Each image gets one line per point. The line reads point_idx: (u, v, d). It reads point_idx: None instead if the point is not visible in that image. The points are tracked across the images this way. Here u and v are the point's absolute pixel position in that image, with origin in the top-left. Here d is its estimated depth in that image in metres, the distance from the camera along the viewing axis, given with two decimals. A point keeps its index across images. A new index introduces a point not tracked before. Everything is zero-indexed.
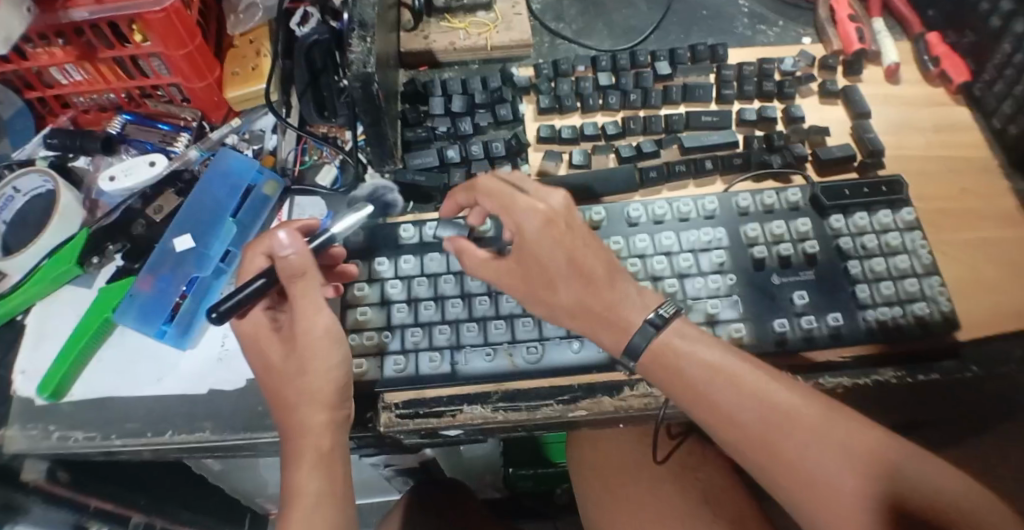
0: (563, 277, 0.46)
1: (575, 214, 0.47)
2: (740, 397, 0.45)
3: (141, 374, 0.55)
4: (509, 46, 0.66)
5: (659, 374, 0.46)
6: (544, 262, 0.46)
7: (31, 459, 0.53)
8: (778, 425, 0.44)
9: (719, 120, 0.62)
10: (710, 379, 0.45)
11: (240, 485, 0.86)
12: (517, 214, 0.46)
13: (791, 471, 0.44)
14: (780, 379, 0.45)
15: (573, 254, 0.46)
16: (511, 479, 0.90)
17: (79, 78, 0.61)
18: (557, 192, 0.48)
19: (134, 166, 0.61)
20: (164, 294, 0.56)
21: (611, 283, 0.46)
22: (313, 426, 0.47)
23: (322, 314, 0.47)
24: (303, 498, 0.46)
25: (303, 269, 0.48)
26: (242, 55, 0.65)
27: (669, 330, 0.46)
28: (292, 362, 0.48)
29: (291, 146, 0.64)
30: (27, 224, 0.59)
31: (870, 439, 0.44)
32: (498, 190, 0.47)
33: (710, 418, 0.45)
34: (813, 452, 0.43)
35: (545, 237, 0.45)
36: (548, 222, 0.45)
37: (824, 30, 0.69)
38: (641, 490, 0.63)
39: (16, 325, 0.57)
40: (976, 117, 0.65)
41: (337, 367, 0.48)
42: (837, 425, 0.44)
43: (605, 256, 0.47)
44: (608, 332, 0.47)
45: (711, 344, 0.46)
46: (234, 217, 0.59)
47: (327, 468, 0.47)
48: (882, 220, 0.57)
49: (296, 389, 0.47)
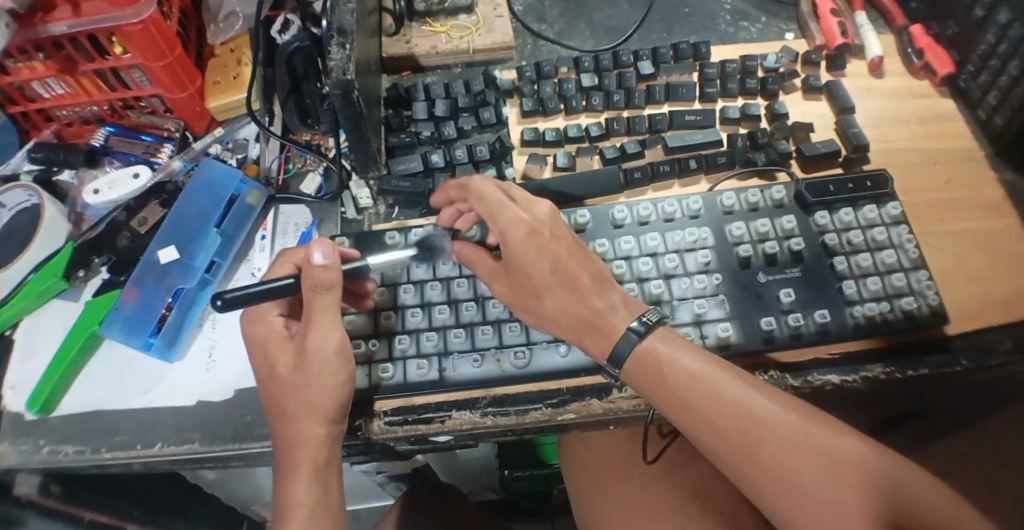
0: (548, 287, 0.47)
1: (562, 224, 0.49)
2: (721, 404, 0.45)
3: (130, 388, 0.55)
4: (491, 49, 0.66)
5: (642, 380, 0.46)
6: (527, 271, 0.47)
7: (23, 473, 0.54)
8: (758, 434, 0.44)
9: (702, 119, 0.62)
10: (692, 386, 0.45)
11: (236, 492, 0.86)
12: (502, 223, 0.47)
13: (769, 479, 0.44)
14: (759, 386, 0.46)
15: (557, 264, 0.46)
16: (506, 480, 0.89)
17: (61, 92, 0.61)
18: (542, 203, 0.49)
19: (118, 178, 0.61)
20: (150, 306, 0.55)
21: (597, 291, 0.47)
22: (310, 439, 0.47)
23: (337, 330, 0.48)
24: (296, 511, 0.46)
25: (331, 282, 0.48)
26: (223, 65, 0.65)
27: (652, 336, 0.46)
28: (298, 375, 0.47)
29: (274, 155, 0.64)
30: (12, 239, 0.59)
31: (847, 448, 0.44)
32: (488, 194, 0.48)
33: (691, 425, 0.45)
34: (790, 461, 0.43)
35: (528, 247, 0.46)
36: (531, 232, 0.47)
37: (807, 25, 0.69)
38: (635, 490, 0.63)
39: (5, 339, 0.57)
40: (961, 108, 0.65)
41: (338, 386, 0.48)
42: (814, 432, 0.44)
43: (590, 265, 0.48)
44: (592, 338, 0.47)
45: (694, 351, 0.46)
46: (219, 228, 0.59)
47: (323, 480, 0.48)
48: (867, 215, 0.57)
49: (298, 399, 0.47)
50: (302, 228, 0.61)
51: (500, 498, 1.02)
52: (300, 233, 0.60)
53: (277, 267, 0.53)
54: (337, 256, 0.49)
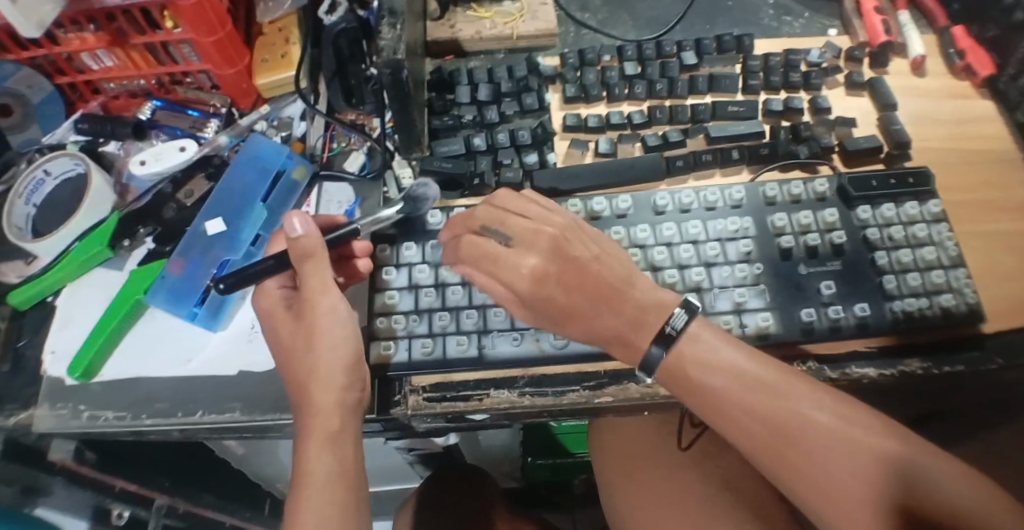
0: (571, 315, 0.47)
1: (572, 239, 0.47)
2: (754, 404, 0.45)
3: (170, 355, 0.55)
4: (535, 36, 0.67)
5: (670, 380, 0.47)
6: (551, 291, 0.46)
7: (57, 439, 0.54)
8: (790, 431, 0.44)
9: (745, 110, 0.62)
10: (724, 385, 0.45)
11: (260, 469, 0.87)
12: (503, 261, 0.46)
13: (800, 477, 0.44)
14: (794, 382, 0.46)
15: (573, 292, 0.46)
16: (528, 468, 0.90)
17: (110, 64, 0.61)
18: (545, 223, 0.47)
19: (165, 151, 0.62)
20: (194, 277, 0.56)
21: (621, 304, 0.47)
22: (324, 407, 0.48)
23: (332, 292, 0.49)
24: (311, 478, 0.47)
25: (312, 249, 0.48)
26: (271, 43, 0.66)
27: (685, 337, 0.46)
28: (301, 337, 0.49)
29: (319, 132, 0.65)
30: (57, 208, 0.60)
31: (882, 445, 0.43)
32: (477, 249, 0.47)
33: (726, 423, 0.46)
34: (822, 459, 0.44)
35: (554, 261, 0.46)
36: (538, 268, 0.46)
37: (850, 22, 0.69)
38: (663, 475, 0.63)
39: (47, 305, 0.58)
40: (1000, 110, 0.65)
41: (342, 344, 0.49)
42: (849, 429, 0.44)
43: (617, 269, 0.48)
44: (625, 346, 0.48)
45: (730, 349, 0.46)
46: (264, 202, 0.60)
47: (336, 449, 0.48)
48: (908, 212, 0.57)
49: (305, 363, 0.49)
50: (344, 206, 0.61)
51: (520, 486, 1.03)
52: (343, 208, 0.60)
53: (281, 244, 0.54)
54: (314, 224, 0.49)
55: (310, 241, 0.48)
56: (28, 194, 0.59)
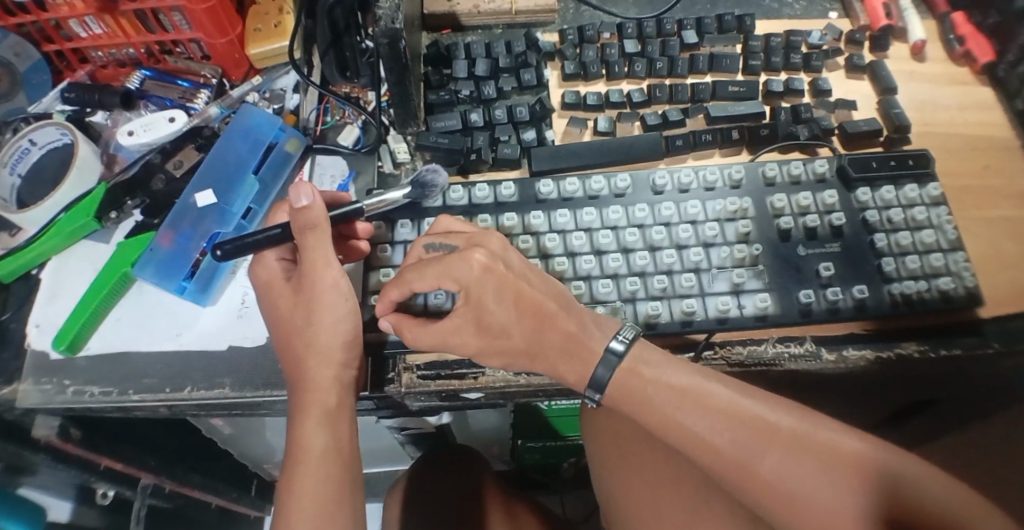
0: (515, 324, 0.45)
1: (512, 252, 0.47)
2: (713, 422, 0.44)
3: (160, 330, 0.54)
4: (534, 11, 0.65)
5: (623, 399, 0.47)
6: (486, 315, 0.45)
7: (42, 415, 0.52)
8: (755, 442, 0.44)
9: (746, 91, 0.62)
10: (675, 404, 0.45)
11: (249, 448, 0.86)
12: (453, 266, 0.44)
13: (777, 498, 0.44)
14: (748, 391, 0.46)
15: (521, 298, 0.44)
16: (520, 451, 0.89)
17: (98, 31, 0.60)
18: (491, 235, 0.47)
19: (154, 122, 0.60)
20: (185, 249, 0.55)
21: (566, 316, 0.45)
22: (320, 382, 0.47)
23: (332, 266, 0.48)
24: (306, 456, 0.46)
25: (316, 222, 0.47)
26: (264, 12, 0.64)
27: (632, 356, 0.46)
28: (301, 310, 0.48)
29: (313, 105, 0.64)
30: (42, 179, 0.59)
31: (846, 445, 0.44)
32: (428, 266, 0.44)
33: (688, 443, 0.45)
34: (788, 468, 0.43)
35: (487, 284, 0.44)
36: (487, 269, 0.44)
37: (851, 5, 0.68)
38: (659, 451, 0.61)
39: (32, 278, 0.57)
40: (998, 96, 0.65)
41: (344, 320, 0.48)
42: (812, 431, 0.44)
43: (552, 294, 0.46)
44: (570, 348, 0.46)
45: (678, 367, 0.46)
46: (256, 175, 0.59)
47: (332, 425, 0.47)
48: (908, 195, 0.57)
49: (303, 339, 0.48)
50: (338, 179, 0.60)
51: (511, 469, 1.03)
52: (337, 183, 0.60)
53: (283, 214, 0.54)
54: (317, 193, 0.47)
55: (313, 213, 0.47)
56: (13, 164, 0.58)
